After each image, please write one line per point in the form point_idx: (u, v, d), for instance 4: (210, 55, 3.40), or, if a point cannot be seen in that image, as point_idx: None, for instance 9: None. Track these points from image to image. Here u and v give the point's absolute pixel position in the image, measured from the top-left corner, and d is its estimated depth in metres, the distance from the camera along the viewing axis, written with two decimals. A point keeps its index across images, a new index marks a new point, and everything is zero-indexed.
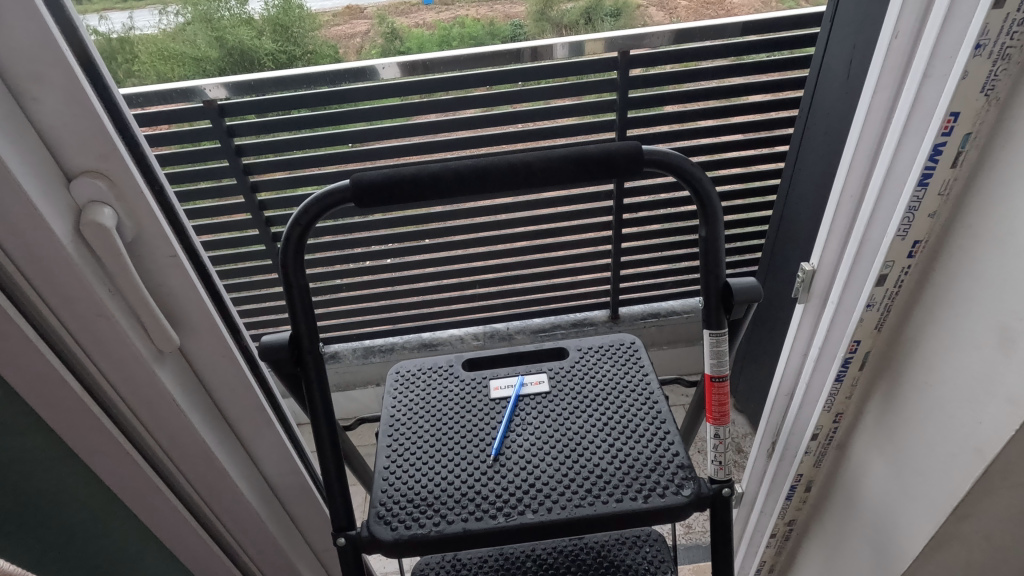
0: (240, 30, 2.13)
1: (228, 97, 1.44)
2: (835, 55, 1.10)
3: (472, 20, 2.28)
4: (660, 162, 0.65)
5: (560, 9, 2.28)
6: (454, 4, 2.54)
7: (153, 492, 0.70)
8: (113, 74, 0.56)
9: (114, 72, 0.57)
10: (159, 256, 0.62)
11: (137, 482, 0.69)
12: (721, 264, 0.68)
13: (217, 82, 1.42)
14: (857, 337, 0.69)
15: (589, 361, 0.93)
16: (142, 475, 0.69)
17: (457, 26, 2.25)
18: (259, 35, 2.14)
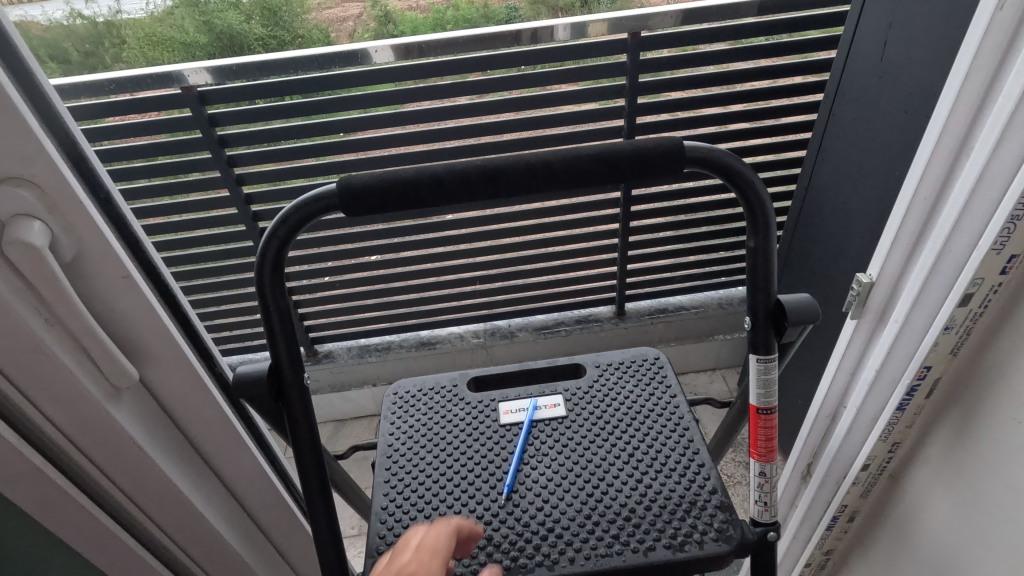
0: (228, 14, 2.01)
1: (212, 82, 1.30)
2: (866, 35, 1.00)
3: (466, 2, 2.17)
4: (704, 160, 0.55)
5: None
6: None
7: (116, 546, 0.61)
8: (38, 60, 0.46)
9: (39, 57, 0.47)
10: (107, 277, 0.51)
11: (95, 538, 0.59)
12: (772, 279, 0.59)
13: (199, 67, 1.27)
14: (928, 363, 0.60)
15: (610, 381, 0.83)
16: (101, 528, 0.59)
17: (451, 8, 2.14)
18: (247, 19, 2.05)
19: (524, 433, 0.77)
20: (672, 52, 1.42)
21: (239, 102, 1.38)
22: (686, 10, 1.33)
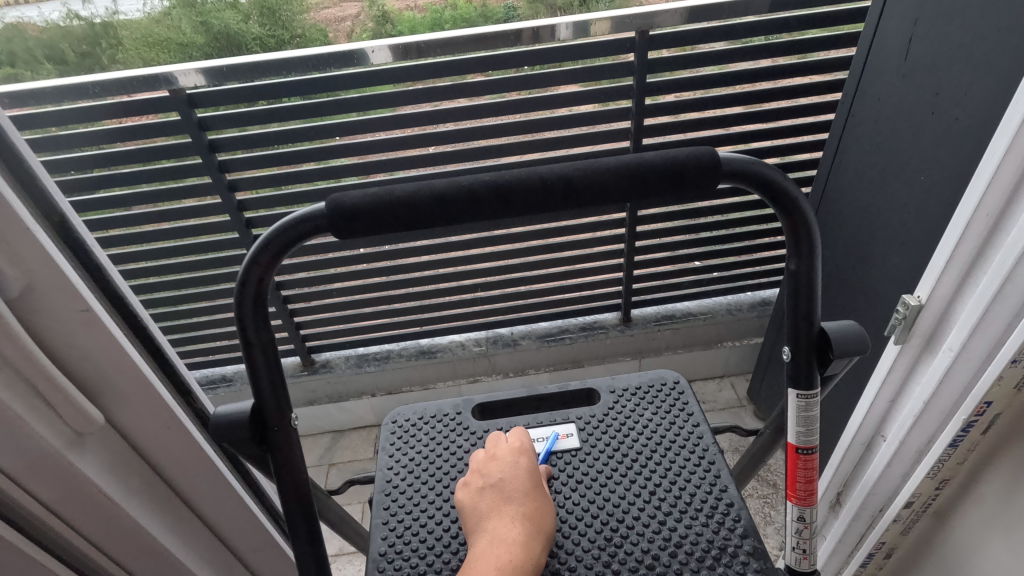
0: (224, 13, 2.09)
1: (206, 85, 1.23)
2: (890, 31, 0.93)
3: None
4: (743, 172, 0.48)
5: None
6: None
7: None
8: None
9: None
10: (63, 312, 0.45)
11: None
12: (816, 305, 0.52)
13: (193, 68, 1.21)
14: (989, 399, 0.53)
15: (627, 408, 0.77)
16: None
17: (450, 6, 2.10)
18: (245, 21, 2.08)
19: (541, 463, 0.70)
20: (677, 52, 1.35)
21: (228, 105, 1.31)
22: (693, 7, 1.26)
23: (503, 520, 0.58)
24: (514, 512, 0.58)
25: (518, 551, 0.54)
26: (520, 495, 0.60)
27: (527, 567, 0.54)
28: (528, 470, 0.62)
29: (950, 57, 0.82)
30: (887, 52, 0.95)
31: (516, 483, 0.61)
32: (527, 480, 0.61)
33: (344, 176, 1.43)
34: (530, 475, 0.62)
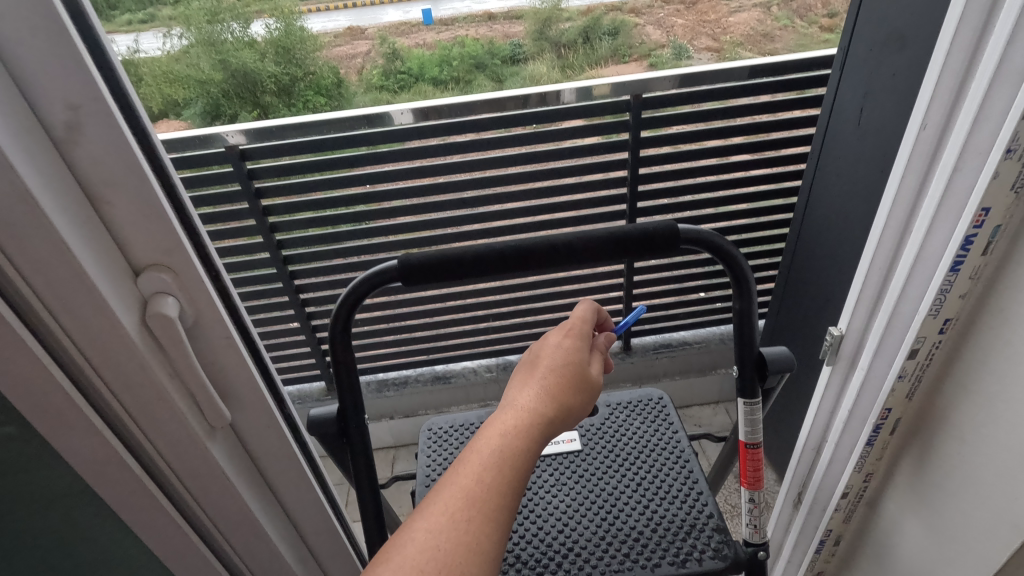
0: (245, 54, 1.96)
1: (248, 143, 1.45)
2: (843, 107, 1.12)
3: (470, 40, 2.25)
4: (696, 239, 0.67)
5: (561, 30, 2.23)
6: (453, 26, 2.55)
7: (204, 561, 0.72)
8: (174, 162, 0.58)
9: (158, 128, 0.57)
10: (214, 338, 0.64)
11: (187, 554, 0.70)
12: (755, 336, 0.71)
13: (237, 129, 1.43)
14: (889, 406, 0.71)
15: (619, 418, 0.95)
16: (190, 546, 0.70)
17: (455, 46, 2.24)
18: (263, 56, 2.01)
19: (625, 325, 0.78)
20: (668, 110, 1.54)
21: (277, 158, 1.51)
22: (683, 75, 1.48)
23: (526, 389, 0.57)
24: (537, 383, 0.57)
25: (524, 417, 0.53)
26: (547, 368, 0.59)
27: (529, 436, 0.52)
28: (568, 351, 0.61)
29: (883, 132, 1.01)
30: (842, 123, 1.14)
31: (549, 358, 0.60)
32: (564, 358, 0.60)
33: (373, 218, 1.62)
34: (574, 353, 0.62)
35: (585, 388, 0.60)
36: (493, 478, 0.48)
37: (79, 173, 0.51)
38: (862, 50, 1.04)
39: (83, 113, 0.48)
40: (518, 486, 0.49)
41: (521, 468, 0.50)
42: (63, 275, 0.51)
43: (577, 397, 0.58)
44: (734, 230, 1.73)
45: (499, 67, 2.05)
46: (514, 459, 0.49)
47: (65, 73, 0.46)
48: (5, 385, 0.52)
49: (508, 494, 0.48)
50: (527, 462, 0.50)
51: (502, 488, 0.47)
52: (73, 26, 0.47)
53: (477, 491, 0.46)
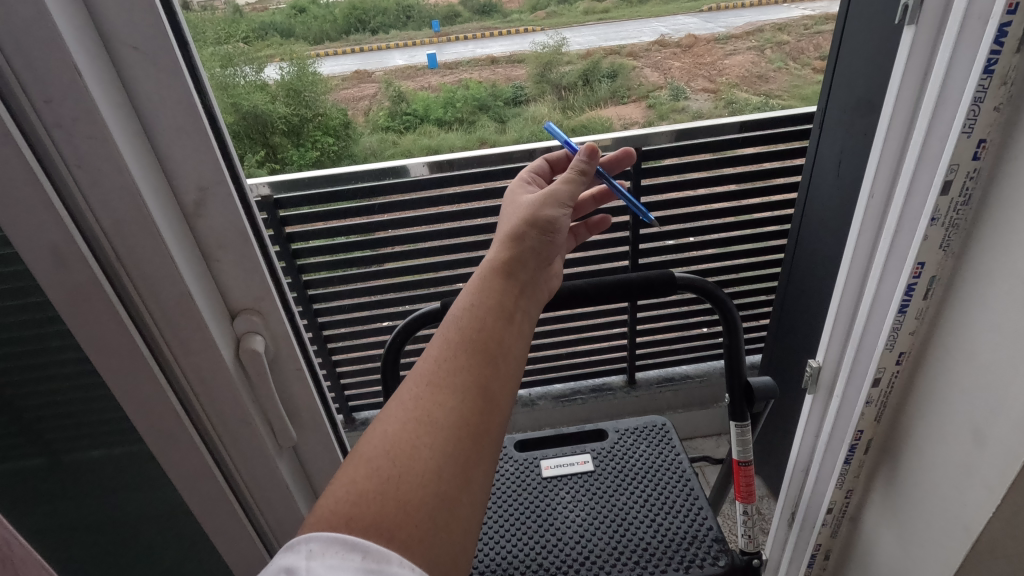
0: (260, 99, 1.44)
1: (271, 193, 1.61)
2: (822, 163, 1.26)
3: (472, 83, 1.81)
4: (689, 285, 0.81)
5: (561, 74, 1.82)
6: (457, 71, 1.80)
7: (254, 552, 0.85)
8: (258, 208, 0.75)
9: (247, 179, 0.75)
10: (288, 367, 0.76)
11: (243, 544, 0.83)
12: (743, 368, 0.83)
13: (261, 182, 1.59)
14: (861, 428, 0.82)
15: (627, 442, 1.06)
16: (246, 538, 0.83)
17: (457, 92, 1.81)
18: (276, 100, 1.55)
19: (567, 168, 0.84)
20: (671, 160, 1.69)
21: (310, 205, 1.65)
22: (678, 131, 1.65)
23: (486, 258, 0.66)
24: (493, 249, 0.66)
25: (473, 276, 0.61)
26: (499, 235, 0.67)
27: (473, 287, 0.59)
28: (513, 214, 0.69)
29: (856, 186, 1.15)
30: (822, 176, 1.27)
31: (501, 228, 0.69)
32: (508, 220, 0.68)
33: (394, 259, 1.75)
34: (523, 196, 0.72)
35: (540, 213, 0.67)
36: (444, 352, 0.52)
37: (199, 237, 0.65)
38: (836, 115, 1.19)
39: (208, 194, 0.62)
40: (477, 347, 0.52)
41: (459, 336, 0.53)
42: (181, 317, 0.64)
43: (529, 213, 0.66)
44: (730, 269, 1.86)
45: (502, 106, 1.78)
46: (464, 321, 0.54)
47: (198, 165, 0.60)
48: (128, 401, 0.66)
49: (464, 359, 0.51)
50: (479, 321, 0.54)
51: (454, 358, 0.52)
52: (207, 127, 0.60)
53: (428, 369, 0.51)
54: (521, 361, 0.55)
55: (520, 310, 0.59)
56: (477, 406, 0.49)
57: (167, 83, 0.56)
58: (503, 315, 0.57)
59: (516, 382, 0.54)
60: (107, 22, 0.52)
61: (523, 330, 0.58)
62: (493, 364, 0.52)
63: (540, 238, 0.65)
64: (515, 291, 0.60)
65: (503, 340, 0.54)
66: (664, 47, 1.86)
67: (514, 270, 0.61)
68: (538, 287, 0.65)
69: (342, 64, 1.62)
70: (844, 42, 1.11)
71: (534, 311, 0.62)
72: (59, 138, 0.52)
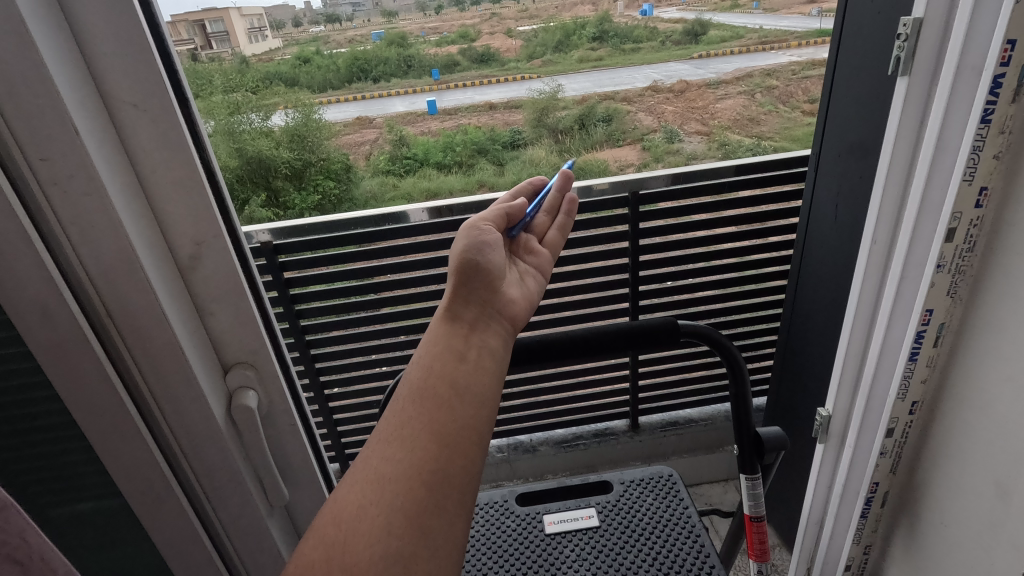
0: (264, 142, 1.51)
1: (271, 238, 1.61)
2: (819, 206, 1.27)
3: (473, 130, 1.84)
4: (694, 333, 0.80)
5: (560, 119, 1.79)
6: (458, 116, 1.87)
7: None
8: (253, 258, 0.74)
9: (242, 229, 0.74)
10: (281, 422, 0.74)
11: None
12: (752, 418, 0.80)
13: (261, 229, 1.59)
14: (876, 480, 0.79)
15: (633, 494, 1.02)
16: None
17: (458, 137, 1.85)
18: (278, 145, 1.59)
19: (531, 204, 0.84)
20: (669, 204, 1.70)
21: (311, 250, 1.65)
22: (673, 174, 1.66)
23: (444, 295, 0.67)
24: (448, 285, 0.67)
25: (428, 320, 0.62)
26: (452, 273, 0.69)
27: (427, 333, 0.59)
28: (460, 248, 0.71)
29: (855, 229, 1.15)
30: (819, 219, 1.28)
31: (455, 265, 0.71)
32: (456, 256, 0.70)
33: (392, 304, 1.73)
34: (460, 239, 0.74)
35: (466, 249, 0.67)
36: (395, 407, 0.52)
37: (193, 291, 0.63)
38: (830, 159, 1.20)
39: (204, 247, 0.61)
40: (426, 394, 0.52)
41: (410, 386, 0.53)
42: (172, 372, 0.62)
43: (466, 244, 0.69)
44: (730, 310, 1.85)
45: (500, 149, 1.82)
46: (411, 371, 0.55)
47: (195, 218, 0.60)
48: (115, 467, 0.62)
49: (414, 409, 0.51)
50: (427, 370, 0.54)
51: (404, 411, 0.51)
52: (204, 180, 0.60)
53: (380, 428, 0.51)
54: (485, 400, 0.54)
55: (476, 347, 0.58)
56: (427, 456, 0.48)
57: (167, 139, 0.56)
58: (454, 356, 0.56)
59: (481, 422, 0.52)
60: (108, 82, 0.52)
61: (481, 367, 0.56)
62: (446, 410, 0.51)
63: (471, 271, 0.66)
64: (463, 328, 0.60)
65: (456, 383, 0.53)
66: (657, 92, 1.90)
67: (454, 309, 0.62)
68: (494, 318, 0.64)
69: (345, 113, 1.61)
70: (835, 91, 1.14)
71: (496, 342, 0.61)
72: (54, 196, 0.52)
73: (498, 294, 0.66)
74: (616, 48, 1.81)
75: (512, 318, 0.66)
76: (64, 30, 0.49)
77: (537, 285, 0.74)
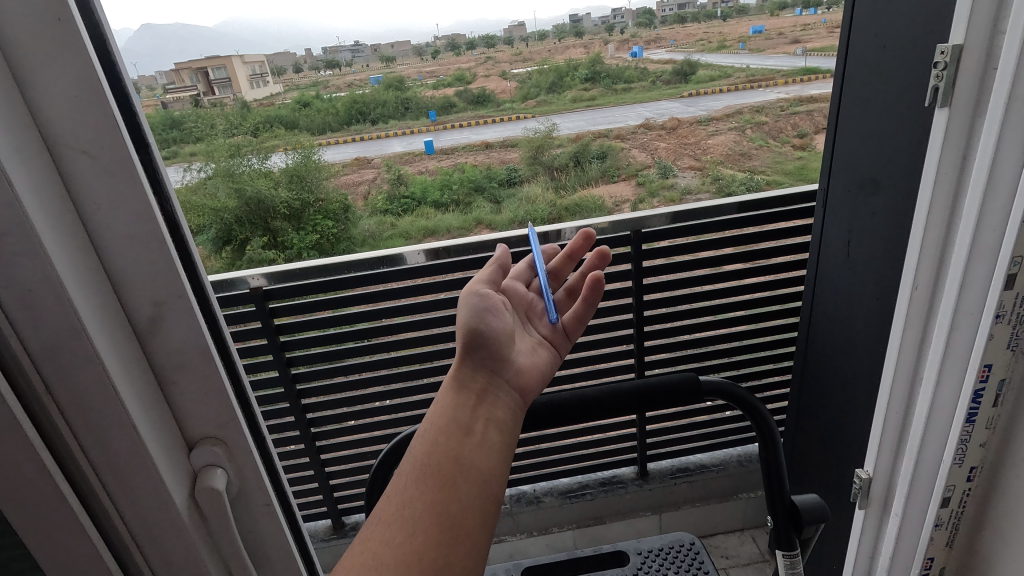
0: (258, 185, 1.67)
1: (268, 284, 1.51)
2: (832, 241, 1.20)
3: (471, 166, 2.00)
4: (718, 390, 0.72)
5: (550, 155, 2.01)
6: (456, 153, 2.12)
7: None
8: (226, 322, 0.66)
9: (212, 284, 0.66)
10: (255, 504, 0.64)
11: None
12: (784, 484, 0.72)
13: (259, 272, 1.49)
14: (931, 555, 0.70)
15: (652, 566, 0.92)
16: None
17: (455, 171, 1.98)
18: (277, 185, 1.72)
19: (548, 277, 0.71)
20: (672, 242, 1.63)
21: (297, 296, 1.56)
22: (673, 213, 1.59)
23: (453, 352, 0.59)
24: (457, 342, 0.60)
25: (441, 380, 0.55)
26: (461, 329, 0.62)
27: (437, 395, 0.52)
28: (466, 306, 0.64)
29: (876, 267, 1.07)
30: (832, 257, 1.21)
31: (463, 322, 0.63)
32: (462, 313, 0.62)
33: (384, 350, 1.64)
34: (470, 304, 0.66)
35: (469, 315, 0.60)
36: (396, 485, 0.45)
37: (152, 357, 0.55)
38: (840, 194, 1.14)
39: (164, 307, 0.54)
40: (431, 470, 0.45)
41: (412, 458, 0.46)
42: (123, 454, 0.54)
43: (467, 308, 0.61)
44: (739, 349, 1.76)
45: (497, 187, 1.87)
46: (415, 445, 0.48)
47: (154, 276, 0.52)
48: (52, 571, 0.52)
49: (417, 489, 0.44)
50: (431, 442, 0.47)
51: (405, 490, 0.44)
52: (164, 232, 0.53)
53: (377, 509, 0.44)
54: (495, 476, 0.46)
55: (483, 419, 0.50)
56: (429, 541, 0.41)
57: (122, 189, 0.49)
58: (459, 428, 0.48)
59: (488, 505, 0.45)
60: (50, 127, 0.46)
61: (489, 440, 0.48)
62: (448, 489, 0.44)
63: (485, 337, 0.57)
64: (473, 397, 0.52)
65: (462, 458, 0.46)
66: (649, 130, 2.13)
67: (466, 375, 0.53)
68: (501, 387, 0.55)
69: (342, 153, 1.90)
70: (842, 125, 1.10)
71: (505, 413, 0.52)
72: None
73: (509, 362, 0.58)
74: (609, 88, 2.25)
75: (523, 389, 0.57)
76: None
77: (550, 356, 0.65)
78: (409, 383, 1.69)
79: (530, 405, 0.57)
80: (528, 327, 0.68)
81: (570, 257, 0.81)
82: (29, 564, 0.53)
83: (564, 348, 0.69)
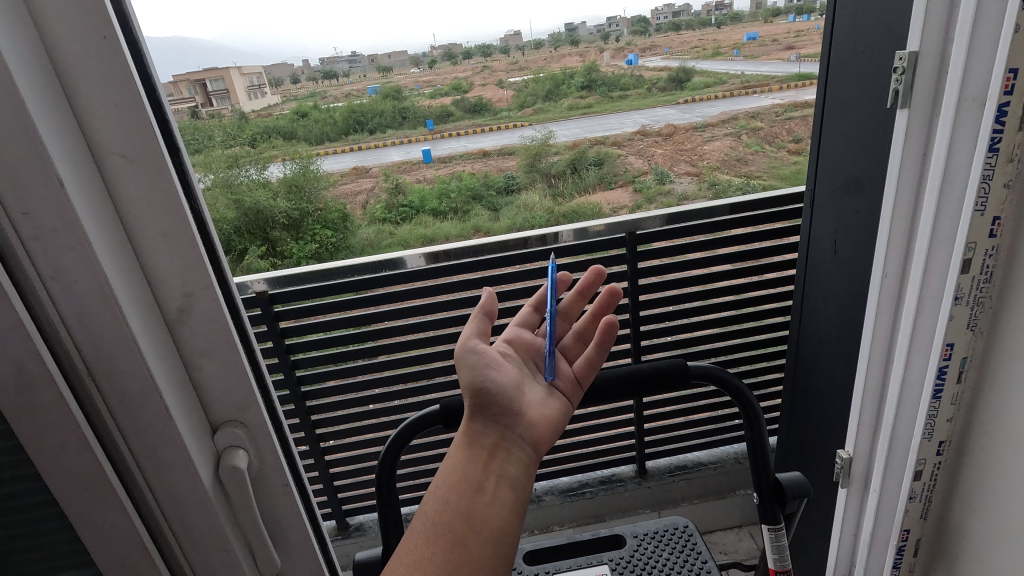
0: (259, 194, 1.74)
1: (269, 288, 1.56)
2: (818, 237, 1.25)
3: (468, 175, 2.06)
4: (705, 374, 0.77)
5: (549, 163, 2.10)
6: (452, 162, 2.11)
7: None
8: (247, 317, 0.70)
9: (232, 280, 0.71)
10: (273, 485, 0.69)
11: None
12: (769, 462, 0.77)
13: (258, 278, 1.54)
14: (906, 526, 0.75)
15: (648, 548, 0.97)
16: None
17: (455, 180, 2.04)
18: (275, 196, 1.79)
19: (548, 321, 0.67)
20: (666, 243, 1.68)
21: (302, 300, 1.61)
22: (668, 214, 1.64)
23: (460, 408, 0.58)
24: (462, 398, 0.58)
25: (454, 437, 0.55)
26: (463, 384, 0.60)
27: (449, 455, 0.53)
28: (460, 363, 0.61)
29: (860, 262, 1.12)
30: (818, 255, 1.26)
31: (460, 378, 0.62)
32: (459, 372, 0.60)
33: (388, 352, 1.68)
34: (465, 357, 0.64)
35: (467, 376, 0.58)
36: (411, 542, 0.48)
37: (181, 344, 0.60)
38: (824, 192, 1.19)
39: (193, 301, 0.58)
40: (441, 531, 0.48)
41: (425, 518, 0.49)
42: (158, 434, 0.58)
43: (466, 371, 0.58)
44: (733, 347, 1.81)
45: (494, 195, 1.98)
46: (428, 500, 0.50)
47: (185, 269, 0.57)
48: (92, 539, 0.57)
49: (427, 548, 0.47)
50: (442, 502, 0.49)
51: (418, 551, 0.47)
52: (195, 230, 0.58)
53: (393, 563, 0.48)
54: (503, 537, 0.48)
55: (495, 476, 0.51)
56: None
57: (157, 190, 0.54)
58: (470, 486, 0.50)
59: (497, 567, 0.47)
60: (96, 133, 0.51)
61: (501, 499, 0.49)
62: (457, 552, 0.46)
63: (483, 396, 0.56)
64: (485, 453, 0.52)
65: (472, 520, 0.48)
66: (646, 136, 2.15)
67: (476, 433, 0.54)
68: (513, 440, 0.55)
69: (342, 162, 1.83)
70: (826, 128, 1.15)
71: (517, 469, 0.52)
72: (36, 249, 0.49)
73: (518, 416, 0.57)
74: (605, 96, 2.23)
75: (537, 439, 0.57)
76: (53, 83, 0.48)
77: (561, 405, 0.64)
78: (411, 384, 1.73)
79: (544, 458, 0.56)
80: (538, 376, 0.65)
81: (581, 294, 0.75)
82: (63, 527, 0.57)
83: (576, 398, 0.67)
